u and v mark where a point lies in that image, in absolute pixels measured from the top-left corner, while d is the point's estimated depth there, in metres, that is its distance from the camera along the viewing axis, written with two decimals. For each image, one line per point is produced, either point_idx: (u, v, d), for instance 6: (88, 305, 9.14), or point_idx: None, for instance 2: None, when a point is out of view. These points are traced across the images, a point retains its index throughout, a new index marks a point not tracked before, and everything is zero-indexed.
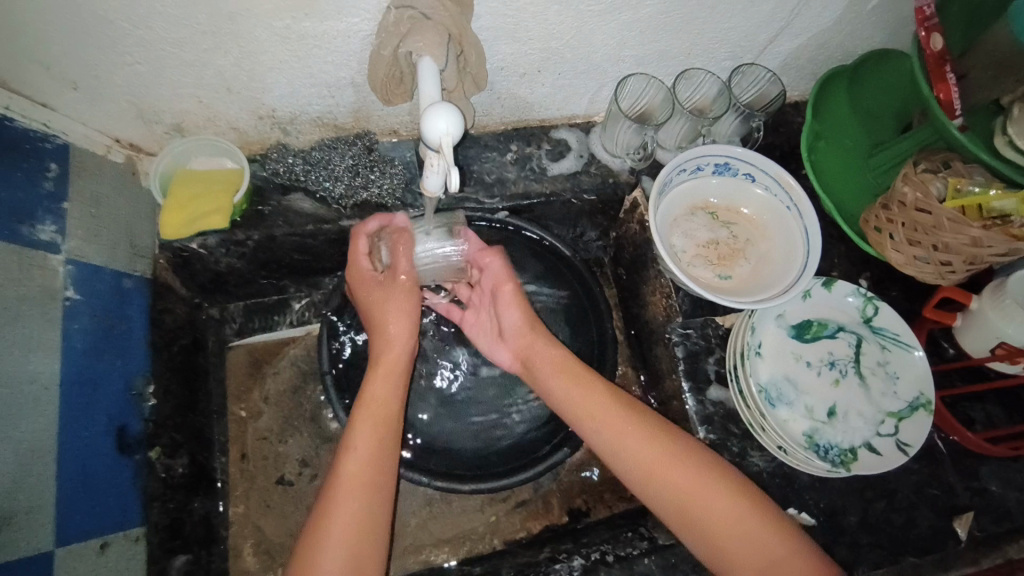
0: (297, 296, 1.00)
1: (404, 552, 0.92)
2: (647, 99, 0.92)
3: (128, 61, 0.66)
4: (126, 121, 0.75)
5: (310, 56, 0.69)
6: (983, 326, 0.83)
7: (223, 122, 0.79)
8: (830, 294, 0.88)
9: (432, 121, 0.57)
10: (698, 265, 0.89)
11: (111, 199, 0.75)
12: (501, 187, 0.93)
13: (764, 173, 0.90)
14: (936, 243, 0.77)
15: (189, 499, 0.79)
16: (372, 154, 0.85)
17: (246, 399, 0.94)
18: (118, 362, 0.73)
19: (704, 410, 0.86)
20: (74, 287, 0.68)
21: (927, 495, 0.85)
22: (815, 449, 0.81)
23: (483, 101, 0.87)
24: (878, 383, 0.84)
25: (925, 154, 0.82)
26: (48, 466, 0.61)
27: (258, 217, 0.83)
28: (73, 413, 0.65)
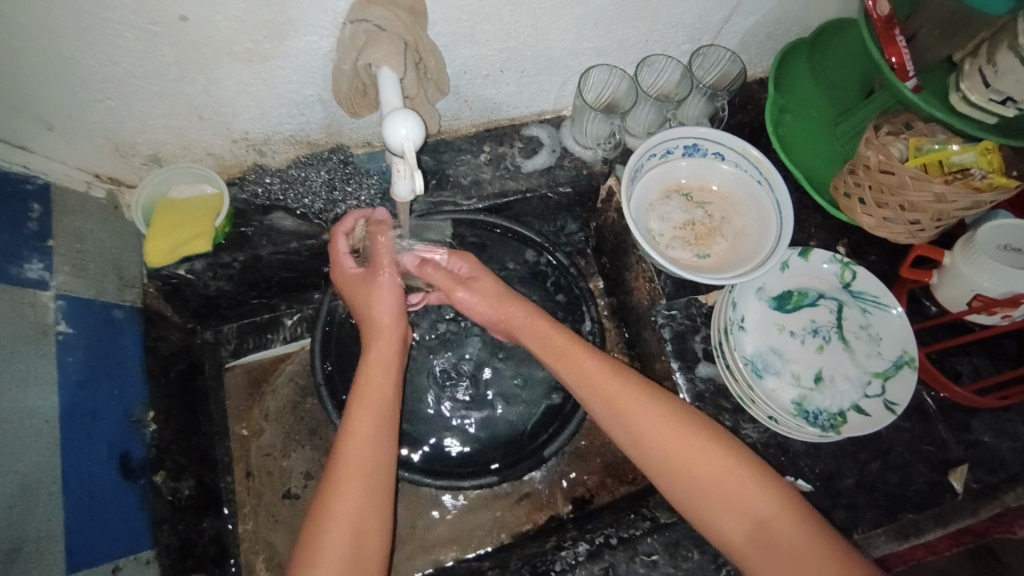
0: (289, 312, 1.02)
1: (413, 553, 0.94)
2: (611, 90, 0.94)
3: (99, 97, 0.68)
4: (103, 157, 0.77)
5: (275, 77, 0.71)
6: (959, 279, 0.84)
7: (199, 149, 0.81)
8: (807, 263, 0.90)
9: (392, 128, 0.59)
10: (677, 246, 0.91)
11: (96, 234, 0.78)
12: (478, 187, 0.95)
13: (732, 150, 0.92)
14: (902, 202, 0.78)
15: (199, 520, 0.81)
16: (348, 167, 0.87)
17: (246, 418, 0.96)
18: (116, 391, 0.75)
19: (694, 387, 0.87)
20: (66, 321, 0.70)
21: (921, 451, 0.86)
22: (805, 416, 0.82)
23: (450, 105, 0.89)
24: (862, 346, 0.86)
25: (885, 118, 0.83)
26: (55, 494, 0.63)
27: (242, 239, 0.85)
28: (73, 443, 0.67)
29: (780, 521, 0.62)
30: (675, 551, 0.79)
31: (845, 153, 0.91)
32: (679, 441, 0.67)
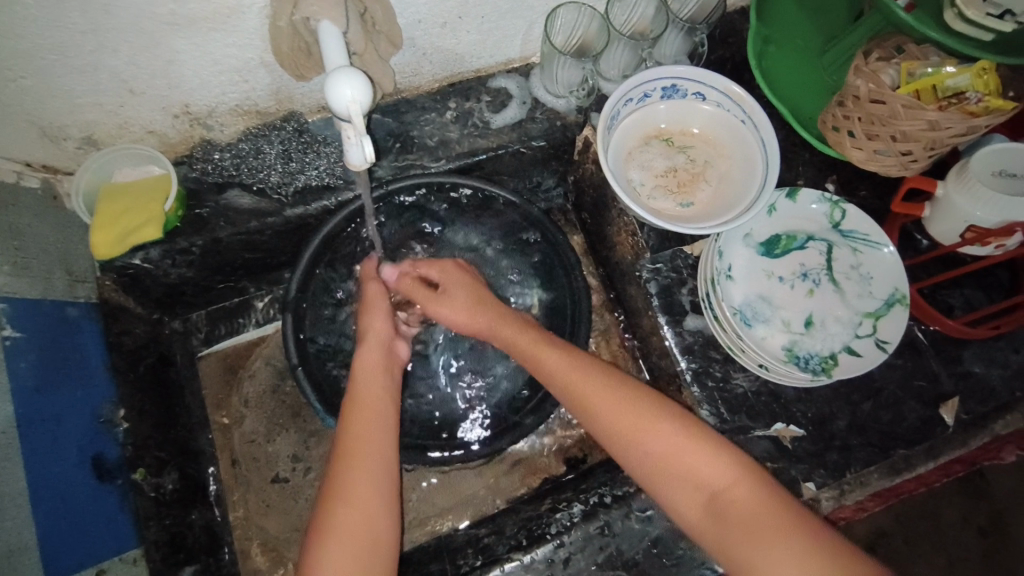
0: (260, 294, 0.98)
1: (410, 525, 0.94)
2: (582, 30, 0.87)
3: (11, 76, 0.62)
4: (31, 143, 0.71)
5: (207, 40, 0.64)
6: (951, 210, 0.81)
7: (136, 127, 0.75)
8: (795, 204, 0.86)
9: (335, 89, 0.53)
10: (659, 197, 0.86)
11: (36, 228, 0.72)
12: (445, 148, 0.89)
13: (713, 89, 0.86)
14: (893, 133, 0.74)
15: (187, 512, 0.79)
16: (303, 136, 0.82)
17: (227, 405, 0.94)
18: (79, 392, 0.72)
19: (682, 341, 0.85)
20: (12, 326, 0.66)
21: (912, 387, 0.85)
22: (795, 361, 0.81)
23: (407, 59, 0.81)
24: (853, 287, 0.84)
25: (874, 42, 0.75)
26: (21, 508, 0.61)
27: (198, 222, 0.80)
28: (36, 451, 0.64)
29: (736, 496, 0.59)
30: None
31: (833, 84, 0.84)
32: (645, 410, 0.66)
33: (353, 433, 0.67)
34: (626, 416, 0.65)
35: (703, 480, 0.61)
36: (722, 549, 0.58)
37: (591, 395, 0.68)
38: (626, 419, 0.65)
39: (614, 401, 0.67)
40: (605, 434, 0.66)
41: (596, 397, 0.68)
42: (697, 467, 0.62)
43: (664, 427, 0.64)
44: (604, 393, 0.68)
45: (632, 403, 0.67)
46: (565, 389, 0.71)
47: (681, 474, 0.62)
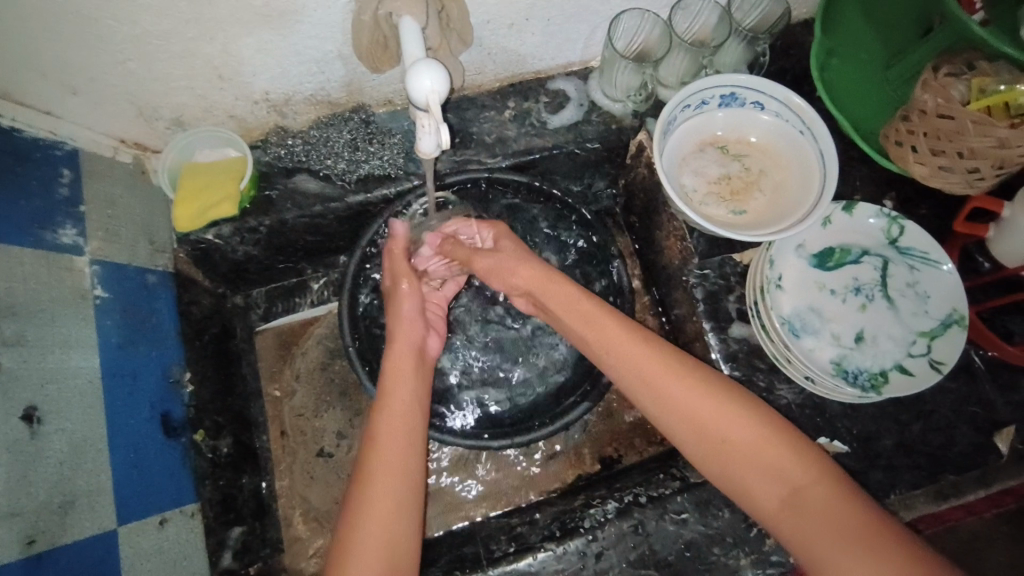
0: (316, 277, 1.03)
1: (444, 509, 0.96)
2: (643, 36, 0.88)
3: (119, 59, 0.67)
4: (127, 120, 0.77)
5: (294, 32, 0.69)
6: (1017, 232, 0.79)
7: (220, 111, 0.80)
8: (851, 218, 0.85)
9: (416, 80, 0.56)
10: (711, 203, 0.87)
11: (126, 199, 0.78)
12: (503, 146, 0.92)
13: (772, 99, 0.86)
14: (960, 149, 0.73)
15: (238, 475, 0.85)
16: (370, 127, 0.86)
17: (279, 379, 0.99)
18: (154, 353, 0.77)
19: (727, 348, 0.85)
20: (101, 286, 0.71)
21: (965, 412, 0.83)
22: (844, 375, 0.80)
23: (473, 58, 0.85)
24: (908, 305, 0.82)
25: (943, 57, 0.72)
26: (101, 452, 0.66)
27: (268, 203, 0.84)
28: (117, 402, 0.69)
29: (811, 490, 0.59)
30: (704, 510, 0.79)
31: (897, 100, 0.82)
32: (719, 404, 0.64)
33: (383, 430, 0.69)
34: (705, 409, 0.64)
35: (783, 475, 0.60)
36: (799, 540, 0.58)
37: (663, 385, 0.66)
38: (704, 413, 0.64)
39: (690, 392, 0.65)
40: (677, 421, 0.65)
41: (673, 385, 0.66)
42: (777, 461, 0.61)
43: (744, 422, 0.63)
44: (681, 388, 0.65)
45: (708, 394, 0.65)
46: (638, 374, 0.68)
47: (762, 468, 0.61)
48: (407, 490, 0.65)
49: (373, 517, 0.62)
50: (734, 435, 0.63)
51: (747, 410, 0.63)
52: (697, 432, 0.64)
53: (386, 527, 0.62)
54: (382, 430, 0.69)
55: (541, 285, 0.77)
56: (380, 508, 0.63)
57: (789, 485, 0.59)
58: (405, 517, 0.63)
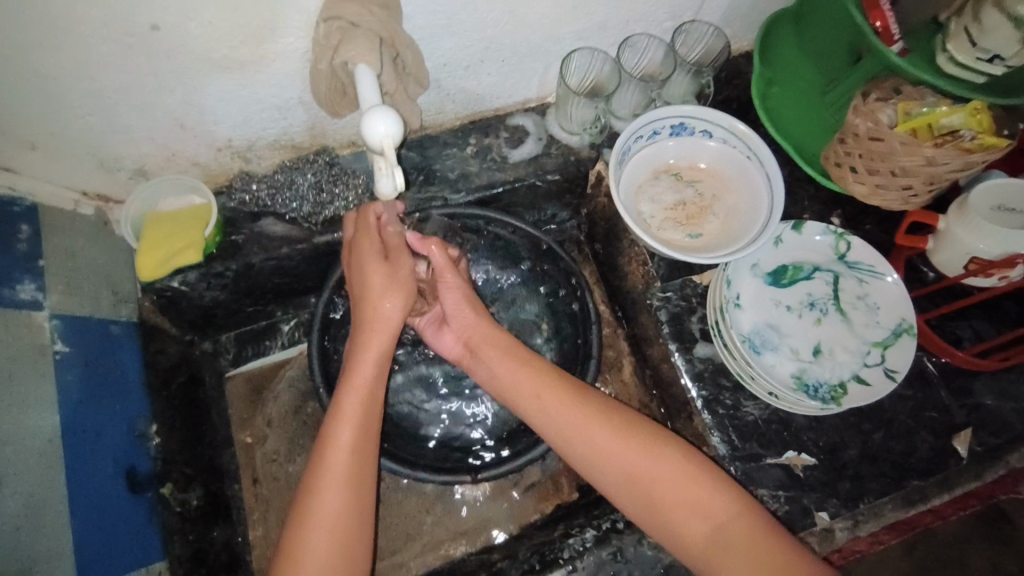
0: (286, 318, 1.03)
1: (423, 548, 0.95)
2: (595, 72, 0.92)
3: (78, 114, 0.68)
4: (88, 173, 0.77)
5: (253, 81, 0.71)
6: (953, 243, 0.83)
7: (183, 159, 0.81)
8: (800, 236, 0.89)
9: (370, 125, 0.59)
10: (668, 228, 0.90)
11: (87, 250, 0.78)
12: (466, 181, 0.94)
13: (719, 127, 0.91)
14: (892, 169, 0.77)
15: (209, 528, 0.82)
16: (333, 168, 0.87)
17: (250, 425, 0.98)
18: (118, 407, 0.76)
19: (692, 368, 0.87)
20: (63, 340, 0.71)
21: (924, 418, 0.86)
22: (804, 389, 0.82)
23: (432, 99, 0.88)
24: (860, 317, 0.86)
25: (873, 83, 0.79)
26: (61, 513, 0.64)
27: (233, 248, 0.85)
28: (78, 459, 0.68)
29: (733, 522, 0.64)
30: None
31: (833, 123, 0.88)
32: (646, 449, 0.68)
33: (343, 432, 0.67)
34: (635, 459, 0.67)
35: (708, 513, 0.64)
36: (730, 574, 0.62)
37: (596, 442, 0.68)
38: (636, 464, 0.67)
39: (621, 443, 0.68)
40: (605, 472, 0.68)
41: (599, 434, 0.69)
42: (705, 500, 0.65)
43: (670, 467, 0.67)
44: (613, 443, 0.68)
45: (632, 445, 0.68)
46: (565, 432, 0.70)
47: (691, 509, 0.65)
48: (357, 509, 0.65)
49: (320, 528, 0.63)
50: (661, 479, 0.66)
51: (673, 457, 0.67)
52: (631, 484, 0.67)
53: (334, 544, 0.63)
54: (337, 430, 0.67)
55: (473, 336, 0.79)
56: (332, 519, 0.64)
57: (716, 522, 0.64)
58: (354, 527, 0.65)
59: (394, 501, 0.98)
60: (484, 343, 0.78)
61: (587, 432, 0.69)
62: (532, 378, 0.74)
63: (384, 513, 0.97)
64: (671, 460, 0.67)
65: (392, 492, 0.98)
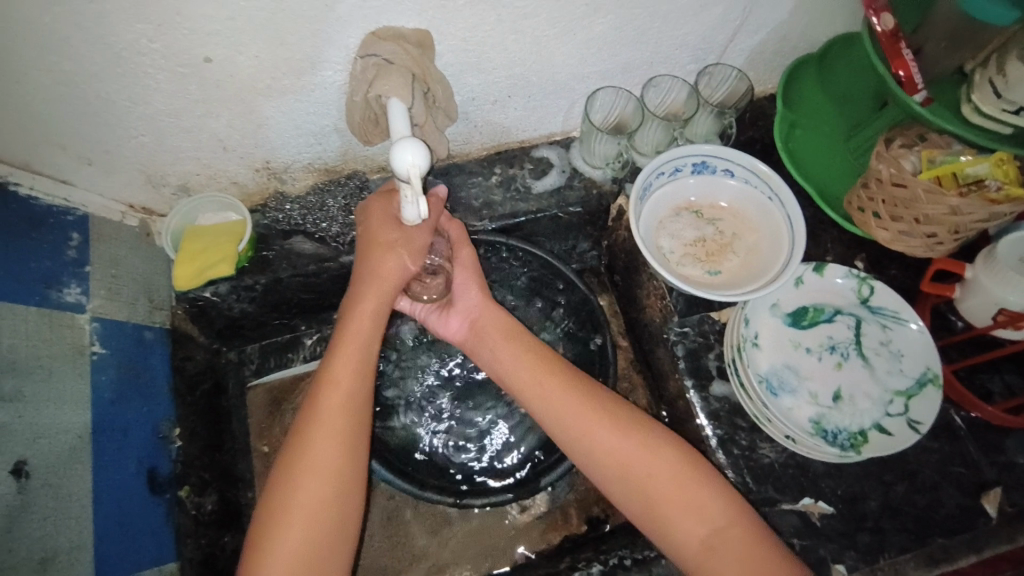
0: (309, 332, 1.06)
1: (428, 572, 0.95)
2: (618, 110, 0.95)
3: (133, 134, 0.74)
4: (136, 188, 0.83)
5: (294, 109, 0.75)
6: (981, 293, 0.81)
7: (223, 178, 0.86)
8: (822, 279, 0.88)
9: (399, 154, 0.62)
10: (687, 264, 0.90)
11: (129, 259, 0.83)
12: (489, 209, 0.97)
13: (741, 167, 0.92)
14: (917, 216, 0.77)
15: (220, 534, 0.83)
16: (363, 192, 0.91)
17: (268, 435, 1.00)
18: (144, 409, 0.79)
19: (708, 406, 0.86)
20: (99, 343, 0.75)
21: (950, 472, 0.83)
22: (823, 435, 0.80)
23: (460, 130, 0.91)
24: (883, 363, 0.84)
25: (896, 131, 0.81)
26: (85, 508, 0.67)
27: (264, 263, 0.89)
28: (104, 457, 0.71)
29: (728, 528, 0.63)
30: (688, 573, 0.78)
31: (859, 166, 0.91)
32: (643, 446, 0.67)
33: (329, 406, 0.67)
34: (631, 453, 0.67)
35: (698, 512, 0.64)
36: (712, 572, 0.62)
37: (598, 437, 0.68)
38: (630, 456, 0.67)
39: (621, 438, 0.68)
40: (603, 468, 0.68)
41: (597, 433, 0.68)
42: (701, 503, 0.65)
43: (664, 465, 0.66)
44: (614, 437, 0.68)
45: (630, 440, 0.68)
46: (572, 426, 0.69)
47: (679, 506, 0.65)
48: (345, 481, 0.65)
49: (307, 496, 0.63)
50: (654, 476, 0.66)
51: (669, 455, 0.67)
52: (626, 478, 0.66)
53: (315, 509, 0.63)
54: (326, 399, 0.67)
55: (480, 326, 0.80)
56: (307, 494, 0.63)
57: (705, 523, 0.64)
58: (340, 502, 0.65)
59: (401, 519, 0.98)
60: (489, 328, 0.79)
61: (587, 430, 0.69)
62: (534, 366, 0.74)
63: (390, 533, 0.97)
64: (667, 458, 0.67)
65: (400, 511, 0.98)
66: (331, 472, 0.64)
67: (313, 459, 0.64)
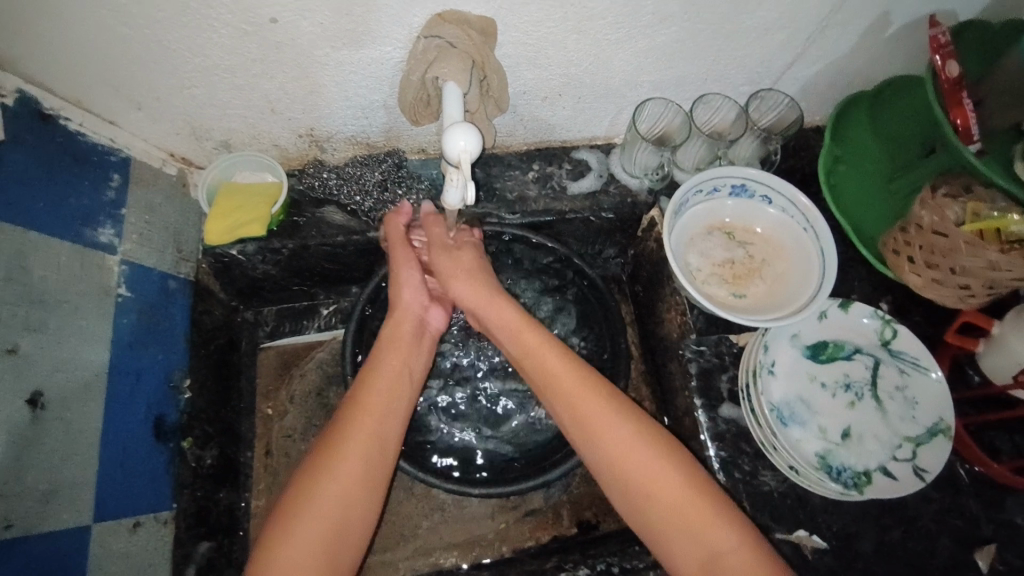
0: (326, 303, 1.07)
1: (415, 552, 0.95)
2: (665, 122, 0.94)
3: (186, 85, 0.74)
4: (180, 137, 0.83)
5: (347, 81, 0.75)
6: (1004, 350, 0.82)
7: (266, 139, 0.86)
8: (846, 315, 0.88)
9: (451, 140, 0.62)
10: (713, 283, 0.91)
11: (164, 207, 0.83)
12: (522, 204, 0.97)
13: (780, 194, 0.91)
14: (954, 266, 0.76)
15: (216, 489, 0.86)
16: (401, 171, 0.91)
17: (273, 398, 1.01)
18: (161, 356, 0.80)
19: (715, 427, 0.86)
20: (126, 286, 0.75)
21: (948, 524, 0.83)
22: (828, 470, 0.80)
23: (506, 122, 0.91)
24: (896, 408, 0.84)
25: (944, 179, 0.81)
26: (93, 446, 0.67)
27: (294, 228, 0.89)
28: (117, 399, 0.72)
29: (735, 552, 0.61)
30: None
31: (898, 210, 0.89)
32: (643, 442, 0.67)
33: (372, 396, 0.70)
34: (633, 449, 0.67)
35: (711, 541, 0.62)
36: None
37: (610, 434, 0.68)
38: (639, 467, 0.66)
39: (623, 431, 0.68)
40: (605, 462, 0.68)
41: (599, 421, 0.69)
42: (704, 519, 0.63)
43: (678, 480, 0.65)
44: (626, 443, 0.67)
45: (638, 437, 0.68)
46: (580, 419, 0.70)
47: (691, 531, 0.63)
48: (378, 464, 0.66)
49: (337, 485, 0.63)
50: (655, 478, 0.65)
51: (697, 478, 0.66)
52: (630, 495, 0.66)
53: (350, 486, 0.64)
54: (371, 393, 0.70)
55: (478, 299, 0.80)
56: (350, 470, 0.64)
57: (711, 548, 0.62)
58: (364, 503, 0.64)
59: (395, 497, 0.99)
60: (501, 328, 0.79)
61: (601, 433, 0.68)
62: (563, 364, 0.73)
63: (383, 511, 0.98)
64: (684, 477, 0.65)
65: (394, 490, 0.99)
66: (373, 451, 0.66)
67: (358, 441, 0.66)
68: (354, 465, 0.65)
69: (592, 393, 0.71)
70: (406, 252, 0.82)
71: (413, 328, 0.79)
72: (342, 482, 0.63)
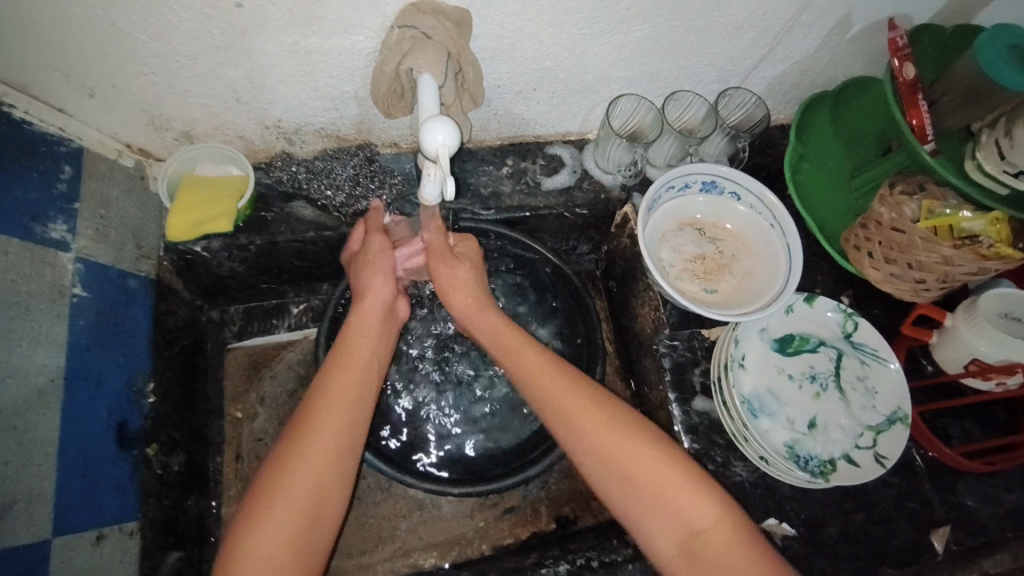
0: (296, 300, 1.03)
1: (393, 555, 0.94)
2: (637, 118, 0.95)
3: (144, 71, 0.70)
4: (137, 127, 0.79)
5: (316, 71, 0.73)
6: (956, 341, 0.86)
7: (230, 131, 0.82)
8: (812, 309, 0.91)
9: (431, 134, 0.61)
10: (685, 279, 0.92)
11: (121, 202, 0.79)
12: (496, 200, 0.96)
13: (749, 192, 0.94)
14: (910, 261, 0.79)
15: (183, 497, 0.83)
16: (372, 165, 0.89)
17: (242, 400, 0.98)
18: (121, 359, 0.76)
19: (689, 420, 0.88)
20: (81, 285, 0.71)
21: (906, 508, 0.87)
22: (795, 459, 0.83)
23: (480, 116, 0.90)
24: (858, 398, 0.87)
25: (900, 178, 0.84)
26: (48, 456, 0.63)
27: (261, 223, 0.86)
28: (75, 404, 0.68)
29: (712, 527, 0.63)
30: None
31: (859, 206, 0.93)
32: (594, 416, 0.69)
33: (336, 387, 0.68)
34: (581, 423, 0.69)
35: (690, 519, 0.64)
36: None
37: (556, 396, 0.71)
38: (610, 446, 0.67)
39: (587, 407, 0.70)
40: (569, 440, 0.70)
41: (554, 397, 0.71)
42: (677, 500, 0.65)
43: (651, 453, 0.67)
44: (594, 416, 0.69)
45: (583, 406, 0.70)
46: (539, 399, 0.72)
47: (670, 509, 0.65)
48: (345, 455, 0.65)
49: (301, 483, 0.62)
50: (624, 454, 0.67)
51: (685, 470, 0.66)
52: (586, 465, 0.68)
53: (316, 479, 0.62)
54: (334, 383, 0.68)
55: (475, 316, 0.80)
56: (314, 463, 0.63)
57: (691, 529, 0.64)
58: (331, 497, 0.63)
59: (371, 499, 0.97)
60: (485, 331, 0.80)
61: (567, 409, 0.70)
62: (530, 351, 0.76)
63: (360, 512, 0.96)
64: (653, 454, 0.67)
65: (370, 491, 0.98)
66: (339, 443, 0.65)
67: (320, 434, 0.64)
68: (320, 456, 0.63)
69: (548, 369, 0.74)
70: (383, 240, 0.79)
71: (379, 314, 0.76)
72: (307, 479, 0.62)
